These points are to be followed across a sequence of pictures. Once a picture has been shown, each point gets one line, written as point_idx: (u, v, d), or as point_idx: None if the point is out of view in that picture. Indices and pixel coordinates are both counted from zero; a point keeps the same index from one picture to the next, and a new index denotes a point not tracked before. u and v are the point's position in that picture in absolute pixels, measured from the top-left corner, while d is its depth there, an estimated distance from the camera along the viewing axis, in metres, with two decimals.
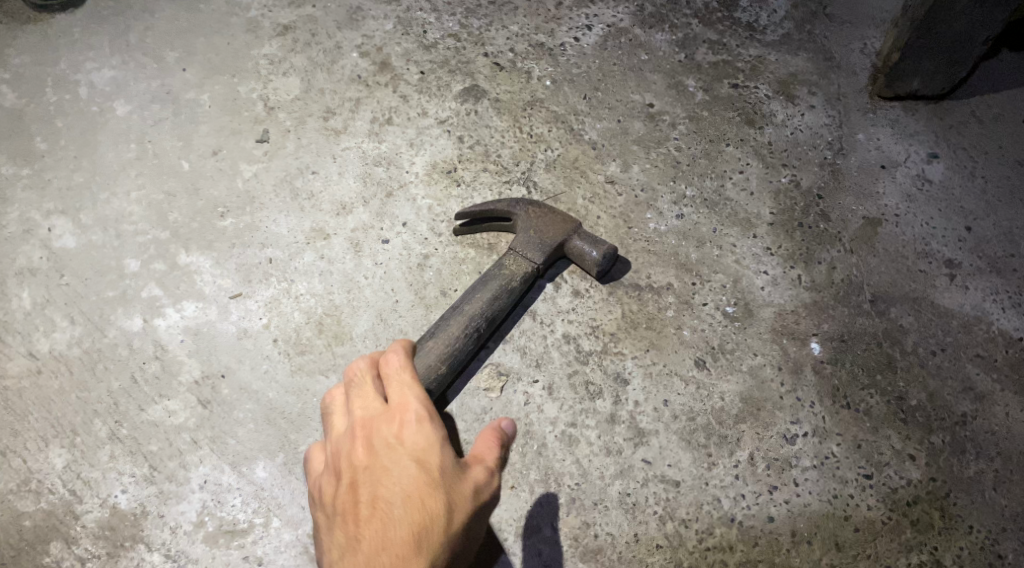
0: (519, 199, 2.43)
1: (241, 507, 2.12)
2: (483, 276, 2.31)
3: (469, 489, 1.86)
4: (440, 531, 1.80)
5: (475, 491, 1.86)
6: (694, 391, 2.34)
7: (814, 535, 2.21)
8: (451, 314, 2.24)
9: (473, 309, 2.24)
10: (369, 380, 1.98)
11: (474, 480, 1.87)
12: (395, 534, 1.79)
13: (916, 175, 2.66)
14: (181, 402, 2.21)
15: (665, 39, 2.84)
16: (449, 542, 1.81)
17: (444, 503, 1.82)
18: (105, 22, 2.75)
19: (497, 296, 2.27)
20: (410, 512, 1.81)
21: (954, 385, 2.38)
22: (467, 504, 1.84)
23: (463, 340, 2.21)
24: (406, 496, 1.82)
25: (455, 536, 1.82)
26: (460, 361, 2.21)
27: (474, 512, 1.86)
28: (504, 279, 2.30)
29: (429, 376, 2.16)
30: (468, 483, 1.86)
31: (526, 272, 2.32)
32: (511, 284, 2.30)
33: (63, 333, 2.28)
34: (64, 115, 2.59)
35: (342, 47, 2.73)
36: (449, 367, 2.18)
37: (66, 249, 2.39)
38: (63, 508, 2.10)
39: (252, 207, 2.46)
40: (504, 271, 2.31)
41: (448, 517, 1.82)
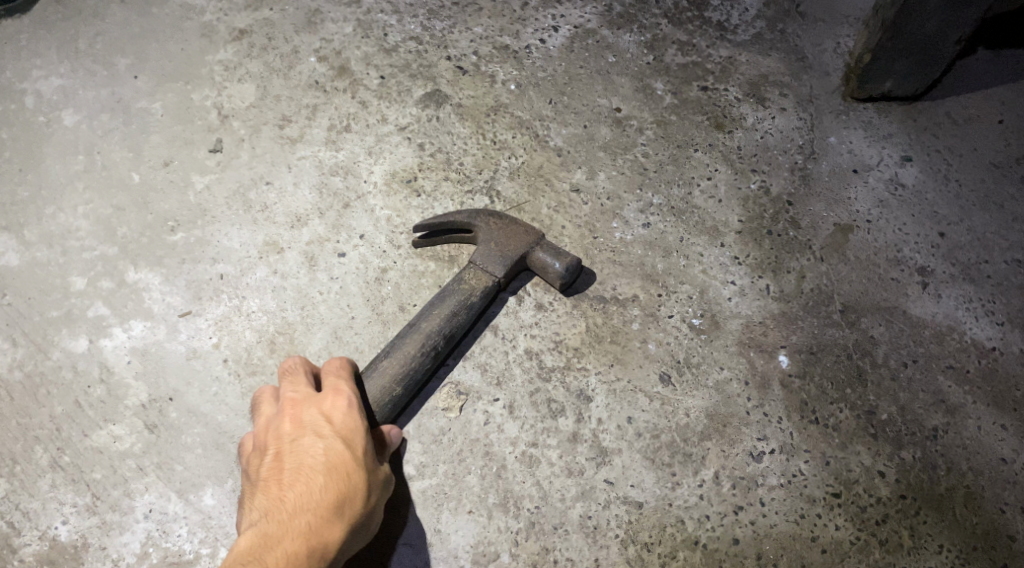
0: (479, 210, 2.35)
1: (188, 537, 2.05)
2: (441, 291, 2.23)
3: (380, 474, 1.96)
4: (355, 503, 1.88)
5: (385, 476, 1.97)
6: (659, 408, 2.28)
7: (779, 557, 2.16)
8: (405, 332, 2.16)
9: (430, 327, 2.17)
10: (301, 367, 2.03)
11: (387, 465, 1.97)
12: (318, 498, 1.85)
13: (889, 179, 2.59)
14: (127, 426, 2.14)
15: (633, 40, 2.77)
16: (361, 514, 1.89)
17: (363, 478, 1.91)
18: (54, 27, 2.66)
19: (455, 313, 2.19)
20: (332, 479, 1.87)
21: (925, 398, 2.33)
22: (380, 484, 1.95)
23: (419, 360, 2.14)
24: (331, 465, 1.88)
25: (368, 509, 1.91)
26: (416, 381, 2.14)
27: (383, 492, 1.96)
28: (462, 295, 2.22)
29: (382, 397, 2.09)
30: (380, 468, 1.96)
31: (485, 287, 2.24)
32: (470, 300, 2.22)
33: (5, 355, 2.21)
34: (9, 126, 2.51)
35: (299, 51, 2.65)
36: (403, 388, 2.12)
37: (10, 267, 2.31)
38: (1, 541, 2.03)
39: (204, 221, 2.39)
40: (462, 286, 2.23)
41: (365, 490, 1.90)
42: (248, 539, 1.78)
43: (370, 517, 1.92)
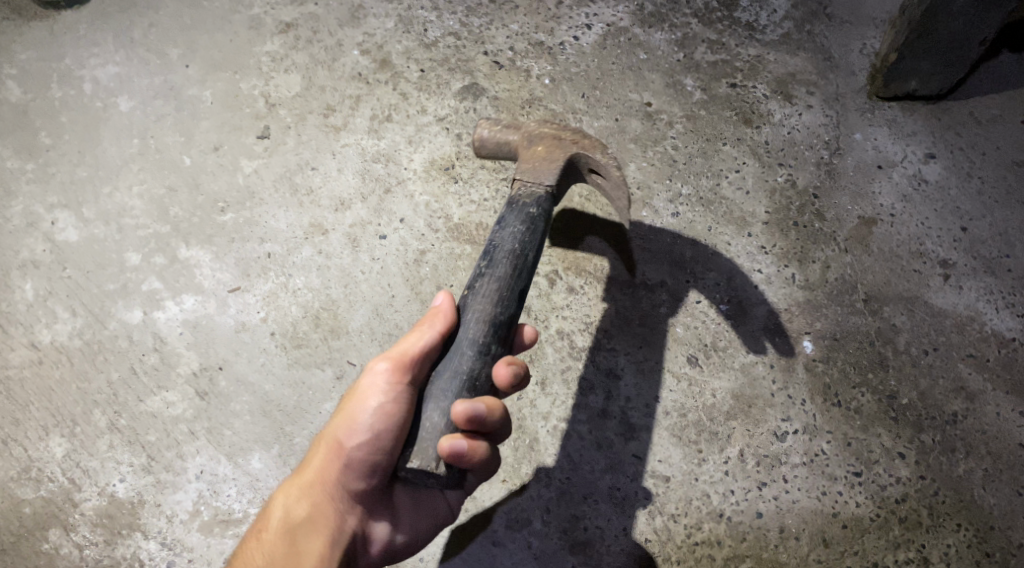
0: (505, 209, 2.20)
1: (236, 497, 2.23)
2: (500, 220, 2.17)
3: (366, 390, 2.01)
4: (335, 425, 2.03)
5: (365, 390, 2.01)
6: (686, 388, 2.37)
7: (802, 531, 2.26)
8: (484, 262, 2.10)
9: (509, 249, 2.11)
10: None
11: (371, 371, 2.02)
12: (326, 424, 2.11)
13: (913, 175, 2.64)
14: (180, 393, 2.32)
15: (664, 38, 2.80)
16: (339, 431, 2.02)
17: (347, 399, 2.05)
18: (109, 18, 2.78)
19: (526, 234, 2.14)
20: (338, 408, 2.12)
21: (946, 384, 2.40)
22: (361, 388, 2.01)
23: (509, 270, 2.08)
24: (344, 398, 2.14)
25: (346, 424, 2.01)
26: (521, 288, 2.09)
27: (364, 404, 2.00)
28: (522, 210, 2.17)
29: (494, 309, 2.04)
30: (365, 383, 2.02)
31: (543, 202, 2.20)
32: (531, 212, 2.17)
33: (65, 324, 2.38)
34: (69, 110, 2.64)
35: (343, 44, 2.73)
36: (512, 297, 2.07)
37: (69, 242, 2.47)
38: (62, 496, 2.23)
39: (252, 202, 2.51)
40: (519, 206, 2.18)
41: (343, 412, 2.04)
42: None
43: (352, 431, 2.00)
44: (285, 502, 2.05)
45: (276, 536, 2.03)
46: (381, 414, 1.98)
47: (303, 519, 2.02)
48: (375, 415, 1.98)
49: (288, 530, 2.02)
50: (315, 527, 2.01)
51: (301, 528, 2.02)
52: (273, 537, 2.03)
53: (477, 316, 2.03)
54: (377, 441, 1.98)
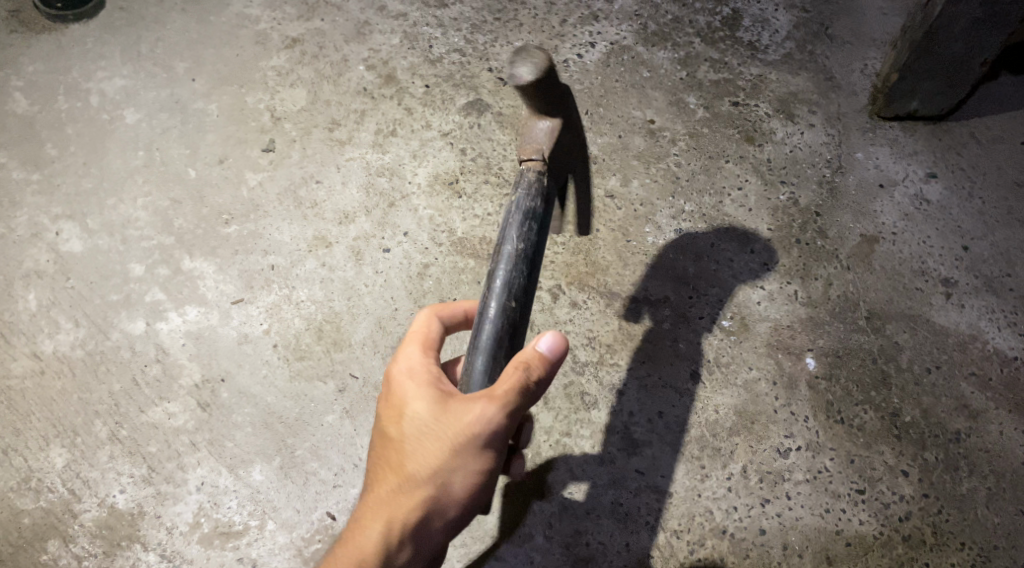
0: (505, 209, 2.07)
1: (237, 509, 2.23)
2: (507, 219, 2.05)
3: (483, 437, 1.79)
4: (435, 472, 1.80)
5: (482, 436, 1.79)
6: (689, 404, 2.38)
7: (805, 549, 2.26)
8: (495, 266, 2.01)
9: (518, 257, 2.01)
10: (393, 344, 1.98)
11: (483, 415, 1.78)
12: (399, 461, 1.82)
13: (914, 195, 2.63)
14: (181, 404, 2.32)
15: (667, 57, 2.80)
16: (454, 480, 1.81)
17: (449, 442, 1.79)
18: (118, 32, 2.80)
19: (530, 233, 2.03)
20: (416, 441, 1.81)
21: (949, 402, 2.39)
22: (471, 434, 1.79)
23: (516, 269, 1.99)
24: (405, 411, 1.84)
25: (468, 473, 1.81)
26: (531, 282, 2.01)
27: (472, 461, 1.80)
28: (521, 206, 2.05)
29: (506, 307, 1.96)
30: (482, 424, 1.79)
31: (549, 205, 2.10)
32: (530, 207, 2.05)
33: (67, 335, 2.39)
34: (74, 122, 2.65)
35: (348, 60, 2.74)
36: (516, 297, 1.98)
37: (73, 253, 2.48)
38: (61, 507, 2.23)
39: (256, 215, 2.52)
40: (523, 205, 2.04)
41: (440, 459, 1.80)
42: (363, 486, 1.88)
43: (465, 488, 1.82)
44: (383, 549, 1.81)
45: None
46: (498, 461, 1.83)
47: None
48: (478, 474, 1.81)
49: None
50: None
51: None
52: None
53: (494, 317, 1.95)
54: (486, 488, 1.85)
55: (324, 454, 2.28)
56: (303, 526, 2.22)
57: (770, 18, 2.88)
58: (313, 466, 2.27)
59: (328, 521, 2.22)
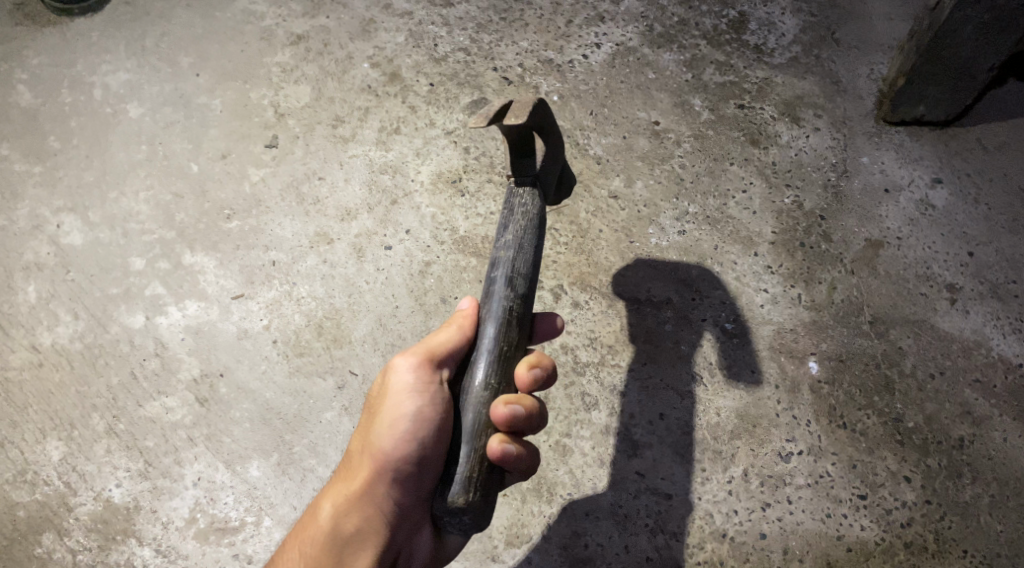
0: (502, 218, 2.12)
1: (234, 505, 2.22)
2: (505, 223, 2.10)
3: (404, 392, 2.01)
4: (373, 436, 2.04)
5: (401, 390, 2.01)
6: (690, 406, 2.37)
7: (806, 553, 2.25)
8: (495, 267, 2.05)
9: (519, 263, 2.05)
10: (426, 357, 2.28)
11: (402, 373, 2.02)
12: (359, 431, 2.09)
13: (919, 200, 2.61)
14: (179, 399, 2.31)
15: (673, 59, 2.78)
16: (382, 438, 2.02)
17: (376, 406, 2.06)
18: (122, 27, 2.79)
19: (530, 240, 2.08)
20: (367, 413, 2.09)
21: (952, 408, 2.37)
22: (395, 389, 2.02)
23: (513, 277, 2.03)
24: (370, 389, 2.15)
25: (386, 430, 2.01)
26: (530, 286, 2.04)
27: (395, 418, 2.00)
28: (516, 210, 2.10)
29: (505, 307, 2.00)
30: (395, 383, 2.03)
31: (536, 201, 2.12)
32: (525, 210, 2.10)
33: (66, 327, 2.38)
34: (78, 115, 2.65)
35: (353, 57, 2.72)
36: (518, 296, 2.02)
37: (73, 246, 2.47)
38: (57, 500, 2.22)
39: (258, 210, 2.51)
40: (523, 213, 2.10)
41: (376, 420, 2.04)
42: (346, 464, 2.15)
43: (391, 446, 2.01)
44: (331, 511, 2.06)
45: (320, 545, 2.04)
46: (419, 419, 1.99)
47: (352, 534, 2.04)
48: (397, 434, 2.00)
49: (337, 542, 2.04)
50: (364, 539, 2.05)
51: (350, 541, 2.04)
52: (319, 549, 2.04)
53: (493, 316, 2.00)
54: (419, 450, 2.01)
55: (322, 451, 2.26)
56: None
57: (777, 21, 2.85)
58: (311, 463, 2.26)
59: None
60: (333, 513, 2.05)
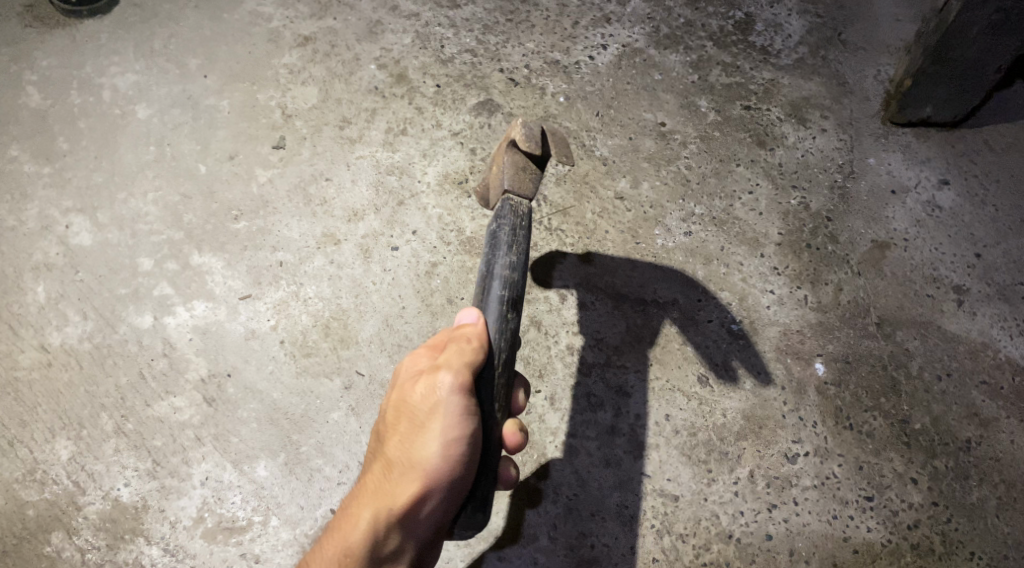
0: (489, 231, 2.15)
1: (241, 504, 2.23)
2: (497, 231, 2.13)
3: (459, 415, 1.94)
4: (423, 457, 1.95)
5: (457, 413, 1.94)
6: (696, 407, 2.37)
7: (812, 555, 2.25)
8: (490, 274, 2.08)
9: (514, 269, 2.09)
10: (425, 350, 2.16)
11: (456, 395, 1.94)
12: (402, 449, 1.99)
13: (926, 201, 2.61)
14: (187, 399, 2.33)
15: (679, 60, 2.78)
16: (438, 463, 1.93)
17: (421, 423, 1.96)
18: (131, 28, 2.80)
19: (523, 246, 2.12)
20: (409, 429, 1.99)
21: (959, 410, 2.37)
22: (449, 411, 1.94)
23: (507, 285, 2.07)
24: (399, 398, 2.03)
25: (437, 451, 1.93)
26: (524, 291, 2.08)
27: (452, 443, 1.93)
28: (507, 219, 2.14)
29: (502, 317, 2.03)
30: (442, 400, 1.94)
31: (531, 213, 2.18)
32: (516, 218, 2.15)
33: (75, 327, 2.40)
34: (86, 117, 2.66)
35: (360, 59, 2.73)
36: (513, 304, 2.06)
37: (82, 247, 2.49)
38: (66, 499, 2.24)
39: (266, 211, 2.52)
40: (515, 220, 2.15)
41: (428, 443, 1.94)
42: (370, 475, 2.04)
43: (445, 472, 1.93)
44: (369, 528, 1.96)
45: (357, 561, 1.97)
46: (473, 441, 1.94)
47: (389, 552, 1.98)
48: (449, 455, 1.93)
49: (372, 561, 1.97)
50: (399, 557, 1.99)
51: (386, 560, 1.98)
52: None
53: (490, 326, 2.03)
54: (469, 470, 1.95)
55: (329, 451, 2.28)
56: (307, 523, 2.23)
57: (784, 22, 2.85)
58: (318, 463, 2.27)
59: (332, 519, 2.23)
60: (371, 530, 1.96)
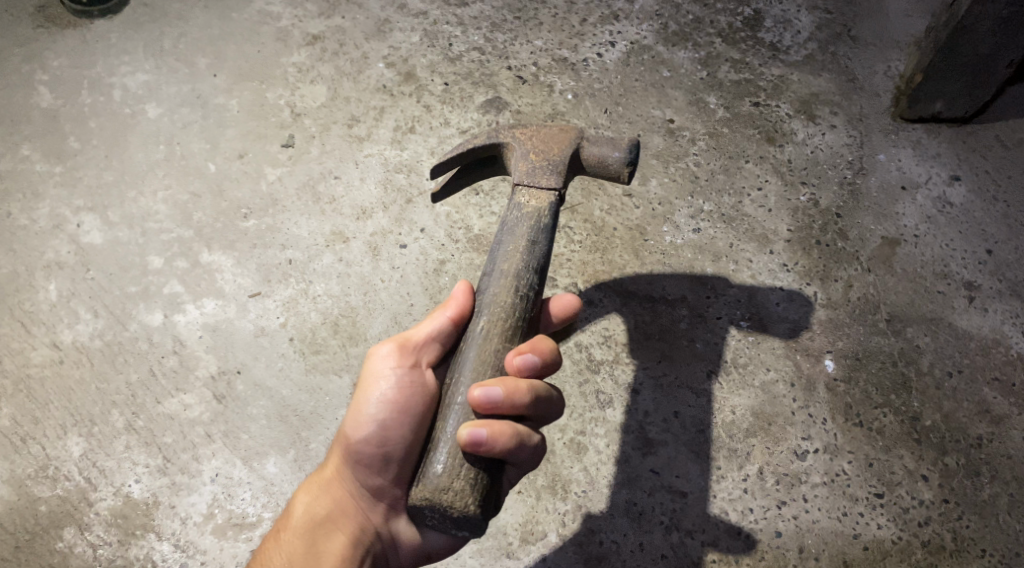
0: (505, 214, 2.14)
1: (251, 501, 2.24)
2: (505, 225, 2.11)
3: (382, 376, 2.04)
4: (346, 420, 2.06)
5: (376, 375, 2.04)
6: (705, 404, 2.36)
7: (822, 552, 2.24)
8: (489, 267, 2.07)
9: (516, 260, 2.05)
10: None
11: (375, 360, 2.06)
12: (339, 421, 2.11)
13: (937, 197, 2.59)
14: (197, 396, 2.34)
15: (687, 57, 2.78)
16: (353, 423, 2.03)
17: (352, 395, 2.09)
18: (141, 28, 2.82)
19: (530, 236, 2.08)
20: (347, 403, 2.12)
21: (970, 407, 2.36)
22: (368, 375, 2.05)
23: (518, 274, 2.04)
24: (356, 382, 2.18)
25: (353, 415, 2.03)
26: (525, 281, 2.03)
27: (365, 403, 2.03)
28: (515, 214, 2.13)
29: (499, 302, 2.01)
30: (372, 369, 2.06)
31: (548, 203, 2.13)
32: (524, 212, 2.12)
33: (86, 325, 2.41)
34: (97, 116, 2.68)
35: (368, 57, 2.74)
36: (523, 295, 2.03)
37: (93, 245, 2.50)
38: (77, 495, 2.25)
39: (275, 209, 2.53)
40: (525, 212, 2.11)
41: (350, 407, 2.06)
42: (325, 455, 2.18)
43: (361, 431, 2.01)
44: (306, 503, 2.08)
45: (299, 531, 2.05)
46: (388, 400, 2.01)
47: (324, 519, 2.05)
48: (365, 420, 2.02)
49: (310, 528, 2.05)
50: (337, 526, 2.05)
51: (322, 527, 2.05)
52: (294, 537, 2.04)
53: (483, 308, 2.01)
54: (384, 432, 2.01)
55: None
56: None
57: (793, 18, 2.84)
58: None
59: None
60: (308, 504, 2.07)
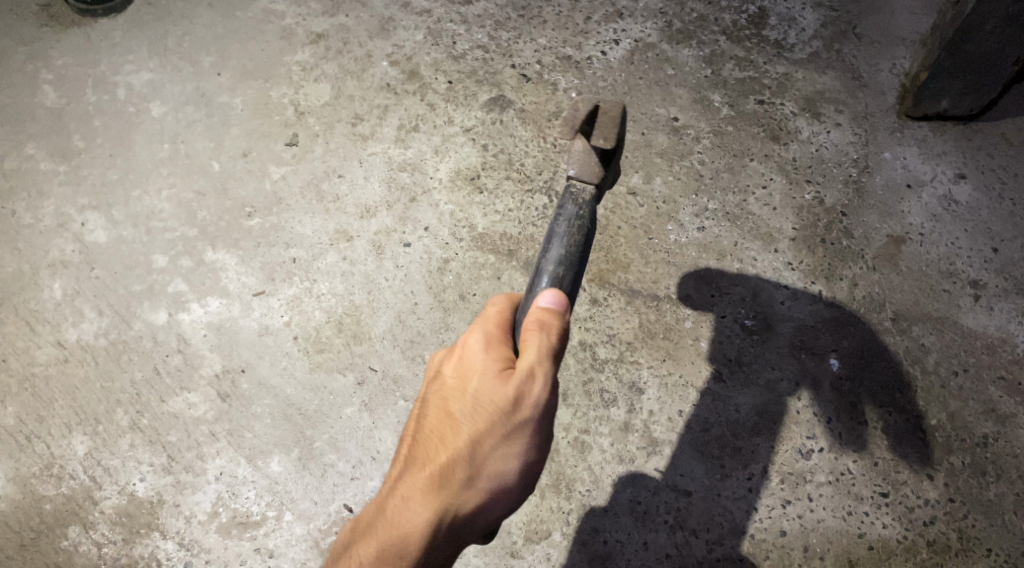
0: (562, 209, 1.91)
1: (255, 499, 2.25)
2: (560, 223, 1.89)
3: (524, 410, 1.66)
4: (479, 457, 1.65)
5: (523, 409, 1.66)
6: (709, 403, 2.36)
7: (827, 551, 2.24)
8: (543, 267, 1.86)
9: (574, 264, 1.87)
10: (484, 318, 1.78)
11: (524, 389, 1.66)
12: (451, 449, 1.66)
13: (942, 195, 2.58)
14: (201, 395, 2.34)
15: (692, 54, 2.77)
16: (506, 464, 1.66)
17: (465, 417, 1.66)
18: (145, 27, 2.82)
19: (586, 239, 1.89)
20: (461, 427, 1.66)
21: (976, 406, 2.35)
22: (515, 408, 1.66)
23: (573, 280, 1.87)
24: (451, 388, 1.69)
25: (503, 456, 1.66)
26: (576, 298, 1.85)
27: (517, 442, 1.66)
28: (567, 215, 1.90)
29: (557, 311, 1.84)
30: (515, 399, 1.66)
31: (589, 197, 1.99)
32: (578, 218, 1.89)
33: (90, 324, 2.42)
34: (101, 115, 2.68)
35: (372, 56, 2.73)
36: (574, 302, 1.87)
37: (97, 244, 2.51)
38: (82, 494, 2.26)
39: (279, 208, 2.53)
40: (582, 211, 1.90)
41: (485, 440, 1.65)
42: (410, 489, 1.66)
43: (509, 473, 1.66)
44: (424, 527, 1.64)
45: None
46: (532, 443, 1.67)
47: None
48: (523, 449, 1.67)
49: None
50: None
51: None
52: None
53: None
54: (524, 474, 1.68)
55: (342, 446, 2.29)
56: (320, 518, 2.23)
57: (798, 16, 2.83)
58: (331, 458, 2.28)
59: (345, 514, 2.24)
60: (430, 532, 1.64)
